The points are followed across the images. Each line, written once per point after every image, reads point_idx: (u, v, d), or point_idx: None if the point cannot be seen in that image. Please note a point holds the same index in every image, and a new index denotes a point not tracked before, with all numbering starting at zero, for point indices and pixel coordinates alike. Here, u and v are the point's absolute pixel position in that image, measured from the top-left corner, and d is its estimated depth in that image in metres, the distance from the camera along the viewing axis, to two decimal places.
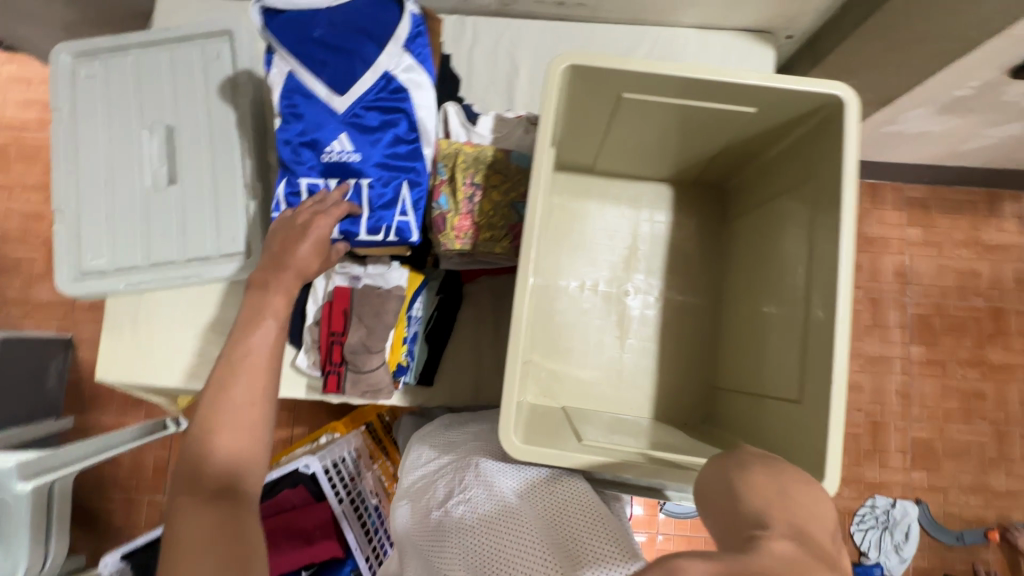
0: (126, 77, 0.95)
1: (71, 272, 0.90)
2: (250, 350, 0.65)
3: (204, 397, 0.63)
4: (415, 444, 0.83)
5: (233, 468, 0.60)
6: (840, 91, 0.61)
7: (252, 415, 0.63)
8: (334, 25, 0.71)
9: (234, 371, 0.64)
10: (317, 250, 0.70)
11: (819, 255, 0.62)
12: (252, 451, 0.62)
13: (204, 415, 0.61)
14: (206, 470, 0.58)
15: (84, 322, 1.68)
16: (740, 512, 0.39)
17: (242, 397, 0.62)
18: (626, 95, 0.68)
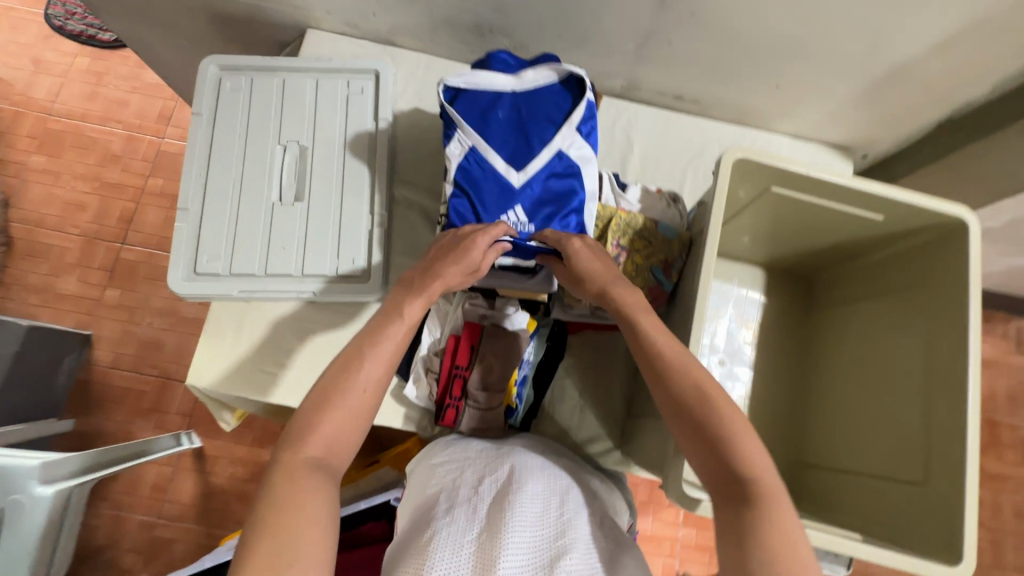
0: (269, 95, 0.99)
1: (185, 272, 0.90)
2: (381, 338, 0.63)
3: (333, 366, 0.60)
4: (426, 453, 0.80)
5: (330, 445, 0.56)
6: (965, 214, 0.70)
7: (363, 402, 0.59)
8: (516, 109, 0.81)
9: (365, 350, 0.62)
10: (467, 269, 0.71)
11: (941, 354, 0.70)
12: (351, 437, 0.58)
13: (325, 383, 0.59)
14: (309, 435, 0.56)
15: (106, 320, 1.61)
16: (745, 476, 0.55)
17: (363, 380, 0.59)
18: (774, 188, 0.77)
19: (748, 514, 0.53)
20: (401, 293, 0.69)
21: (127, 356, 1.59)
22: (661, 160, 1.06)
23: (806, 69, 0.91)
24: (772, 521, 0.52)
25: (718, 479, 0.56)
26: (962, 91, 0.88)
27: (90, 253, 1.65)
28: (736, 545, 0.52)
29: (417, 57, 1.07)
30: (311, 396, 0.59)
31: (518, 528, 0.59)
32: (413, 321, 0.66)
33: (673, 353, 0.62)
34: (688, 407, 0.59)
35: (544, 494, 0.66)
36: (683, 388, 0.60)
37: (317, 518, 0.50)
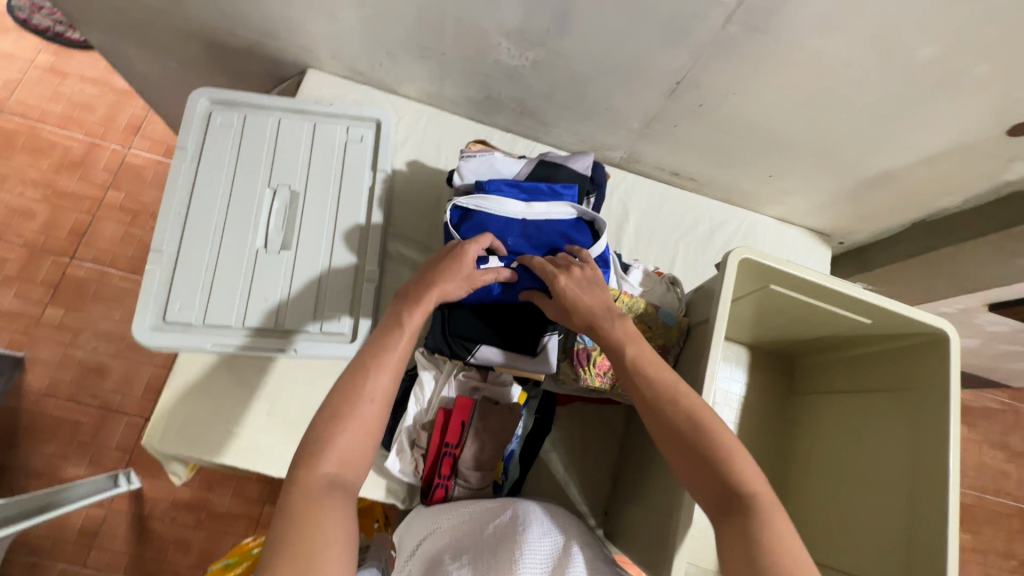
0: (262, 135, 0.95)
1: (153, 319, 0.83)
2: (388, 351, 0.61)
3: (342, 380, 0.59)
4: (409, 523, 0.78)
5: (343, 463, 0.54)
6: (946, 328, 0.74)
7: (373, 414, 0.57)
8: (528, 238, 0.78)
9: (370, 362, 0.60)
10: (465, 277, 0.69)
11: (923, 456, 0.73)
12: (365, 451, 0.56)
13: (336, 396, 0.57)
14: (320, 460, 0.53)
15: (44, 341, 1.46)
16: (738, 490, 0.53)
17: (373, 395, 0.58)
18: (772, 286, 0.80)
19: (751, 524, 0.51)
20: (398, 306, 0.66)
21: (66, 383, 1.45)
22: (656, 232, 1.08)
23: (800, 164, 0.96)
24: (773, 533, 0.50)
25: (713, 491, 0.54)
26: (938, 199, 0.95)
27: (33, 267, 1.51)
28: (746, 563, 0.49)
29: (421, 109, 1.05)
30: (319, 414, 0.57)
31: (526, 563, 0.59)
32: (415, 330, 0.64)
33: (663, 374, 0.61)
34: (680, 429, 0.57)
35: (542, 525, 0.65)
36: (676, 412, 0.58)
37: (339, 538, 0.49)
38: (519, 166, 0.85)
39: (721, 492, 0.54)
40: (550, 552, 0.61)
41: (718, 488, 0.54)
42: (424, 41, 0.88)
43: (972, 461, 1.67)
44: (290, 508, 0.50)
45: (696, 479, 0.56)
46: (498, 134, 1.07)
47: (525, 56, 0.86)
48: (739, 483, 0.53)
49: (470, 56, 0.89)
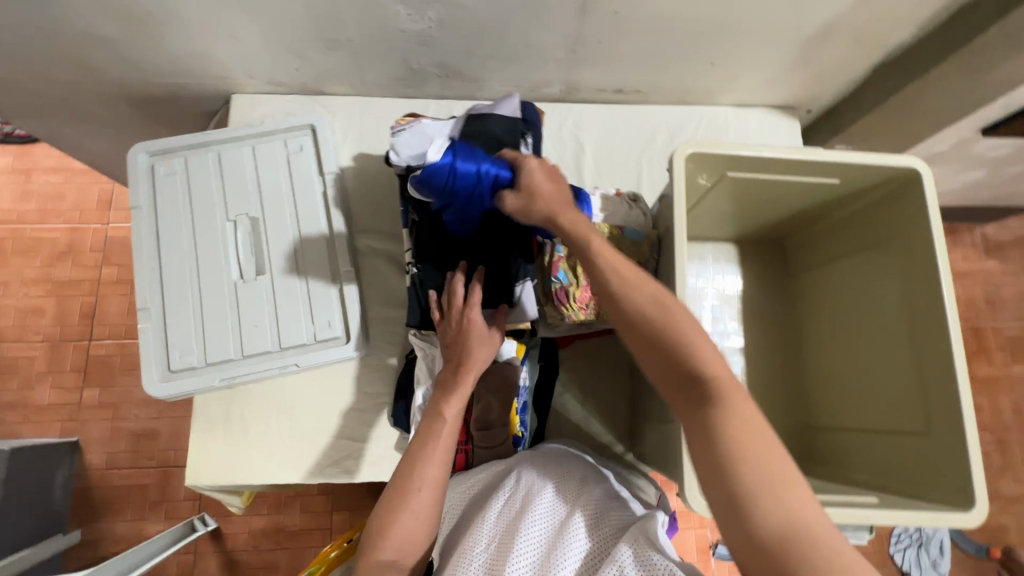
0: (208, 171, 0.96)
1: (160, 372, 0.87)
2: (433, 439, 0.66)
3: (400, 467, 0.65)
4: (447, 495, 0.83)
5: (402, 547, 0.60)
6: (915, 163, 0.72)
7: (427, 501, 0.62)
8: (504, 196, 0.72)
9: (422, 449, 0.65)
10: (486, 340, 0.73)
11: (920, 298, 0.72)
12: (422, 534, 0.61)
13: (395, 484, 0.63)
14: (383, 540, 0.60)
15: (92, 422, 1.56)
16: (698, 378, 0.52)
17: (430, 476, 0.63)
18: (730, 174, 0.79)
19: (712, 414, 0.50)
20: (437, 396, 0.71)
21: (122, 453, 1.54)
22: (615, 155, 1.06)
23: (738, 43, 0.92)
24: (734, 418, 0.49)
25: (678, 383, 0.53)
26: (890, 34, 0.90)
27: (59, 358, 1.59)
28: (709, 446, 0.49)
29: (351, 102, 1.04)
30: (383, 499, 0.63)
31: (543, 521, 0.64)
32: (456, 417, 0.69)
33: (617, 268, 0.59)
34: (639, 320, 0.56)
35: (544, 476, 0.72)
36: (633, 306, 0.56)
37: None
38: (448, 127, 0.77)
39: (681, 380, 0.53)
40: (556, 495, 0.68)
41: (679, 374, 0.53)
42: (326, 33, 0.87)
43: (1011, 292, 1.63)
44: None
45: (657, 366, 0.55)
46: (433, 103, 1.05)
47: (427, 17, 0.84)
48: (698, 370, 0.52)
49: (376, 34, 0.87)
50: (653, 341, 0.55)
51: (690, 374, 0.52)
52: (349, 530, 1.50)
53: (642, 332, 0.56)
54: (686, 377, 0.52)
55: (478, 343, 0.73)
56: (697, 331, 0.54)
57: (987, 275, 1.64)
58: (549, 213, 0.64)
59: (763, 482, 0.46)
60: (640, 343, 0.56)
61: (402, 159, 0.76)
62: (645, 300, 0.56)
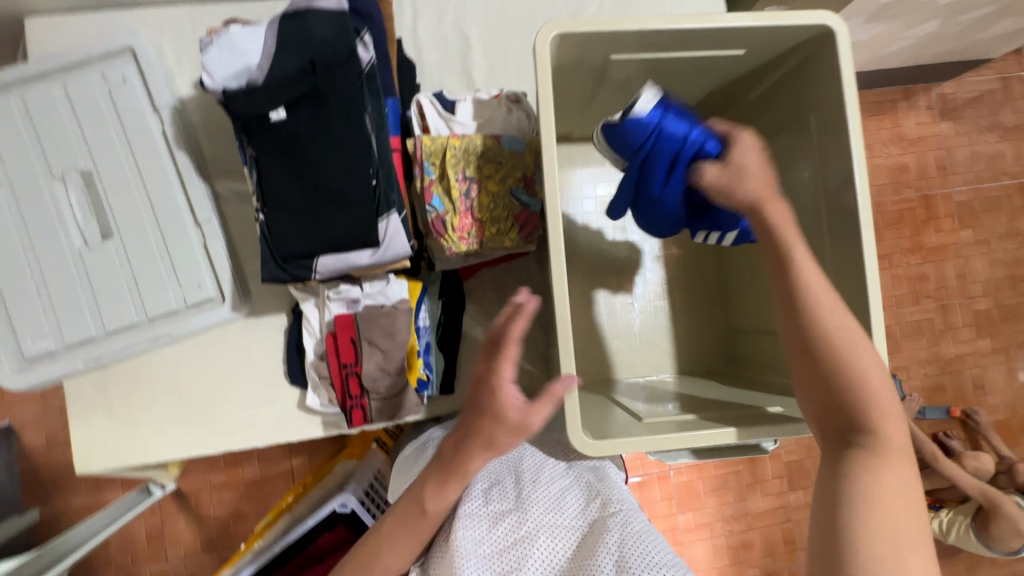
0: (13, 120, 0.79)
1: (14, 361, 0.78)
2: (404, 526, 0.61)
3: (360, 542, 0.62)
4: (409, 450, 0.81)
5: None
6: (827, 20, 0.60)
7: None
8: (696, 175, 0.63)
9: (387, 533, 0.61)
10: (509, 426, 0.56)
11: (832, 184, 0.64)
12: None
13: (356, 560, 0.62)
14: None
15: (19, 405, 1.48)
16: (858, 424, 0.51)
17: (393, 563, 0.61)
18: (613, 57, 0.66)
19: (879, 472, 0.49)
20: (437, 464, 0.61)
21: (61, 431, 1.49)
22: (508, 47, 0.90)
23: None
24: (870, 475, 0.49)
25: (844, 419, 0.52)
26: None
27: None
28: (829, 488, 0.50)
29: (180, 14, 0.85)
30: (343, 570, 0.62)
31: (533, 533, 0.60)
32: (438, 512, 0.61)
33: (814, 285, 0.54)
34: (818, 346, 0.53)
35: (497, 477, 0.67)
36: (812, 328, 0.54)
37: None
38: (262, 32, 0.63)
39: (843, 415, 0.52)
40: (514, 498, 0.64)
41: (846, 413, 0.52)
42: None
43: (963, 155, 1.56)
44: None
45: (822, 391, 0.53)
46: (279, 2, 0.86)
47: None
48: (861, 416, 0.51)
49: None
50: (820, 364, 0.53)
51: (853, 418, 0.52)
52: (309, 473, 1.51)
53: (815, 360, 0.53)
54: (847, 415, 0.52)
55: (496, 430, 0.56)
56: (876, 376, 0.52)
57: (940, 139, 1.55)
58: (752, 205, 0.57)
59: (861, 540, 0.46)
60: (801, 363, 0.54)
61: (218, 83, 0.63)
62: (822, 331, 0.53)
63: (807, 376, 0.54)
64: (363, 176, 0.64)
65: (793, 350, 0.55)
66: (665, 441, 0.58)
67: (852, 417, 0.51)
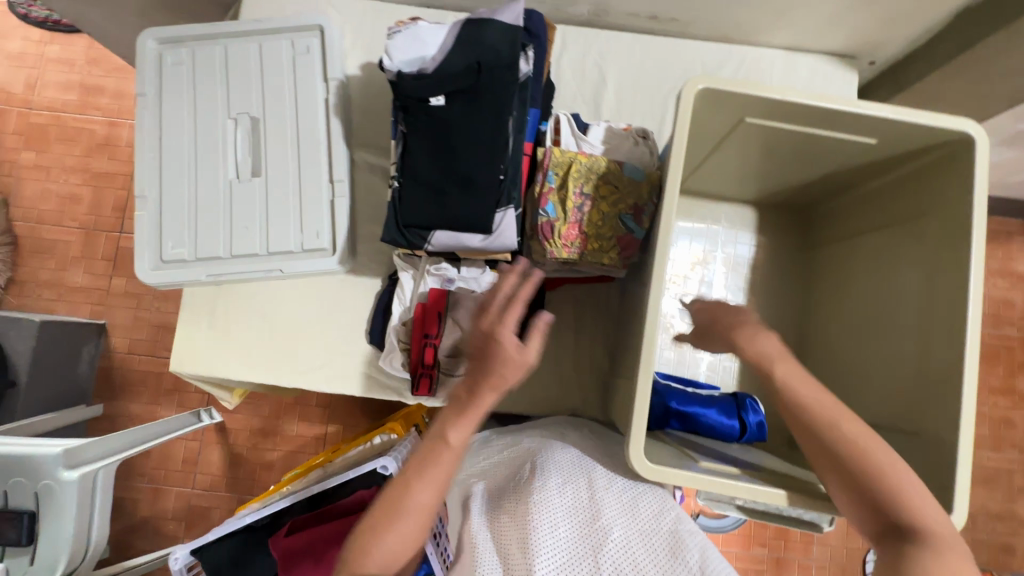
0: (214, 64, 0.94)
1: (152, 260, 0.89)
2: (432, 462, 0.62)
3: (388, 491, 0.63)
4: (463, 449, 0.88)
5: (386, 564, 0.60)
6: (968, 128, 0.62)
7: (414, 527, 0.61)
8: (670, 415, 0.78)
9: (416, 471, 0.63)
10: (514, 361, 0.65)
11: (941, 287, 0.64)
12: (406, 548, 0.61)
13: (383, 502, 0.62)
14: (371, 552, 0.60)
15: (117, 308, 1.65)
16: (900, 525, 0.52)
17: (421, 503, 0.61)
18: (748, 119, 0.70)
19: (924, 544, 0.51)
20: (450, 418, 0.64)
21: (143, 341, 1.65)
22: (639, 92, 0.96)
23: None
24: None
25: (872, 503, 0.54)
26: None
27: (92, 246, 1.68)
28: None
29: (367, 6, 0.98)
30: (370, 515, 0.62)
31: (605, 533, 0.59)
32: (460, 447, 0.64)
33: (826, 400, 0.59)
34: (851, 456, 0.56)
35: (569, 469, 0.67)
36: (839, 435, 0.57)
37: None
38: (445, 32, 0.73)
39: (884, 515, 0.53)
40: (590, 505, 0.62)
41: (884, 516, 0.53)
42: None
43: None
44: None
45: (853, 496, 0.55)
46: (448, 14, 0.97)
47: None
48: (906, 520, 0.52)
49: None
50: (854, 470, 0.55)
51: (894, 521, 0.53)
52: (340, 442, 1.57)
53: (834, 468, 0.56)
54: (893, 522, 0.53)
55: (501, 367, 0.64)
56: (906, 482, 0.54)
57: None
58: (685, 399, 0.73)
59: None
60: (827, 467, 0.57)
61: (394, 66, 0.72)
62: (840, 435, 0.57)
63: (835, 483, 0.56)
64: (493, 170, 0.71)
65: (820, 464, 0.57)
66: (721, 487, 0.57)
67: (876, 509, 0.54)
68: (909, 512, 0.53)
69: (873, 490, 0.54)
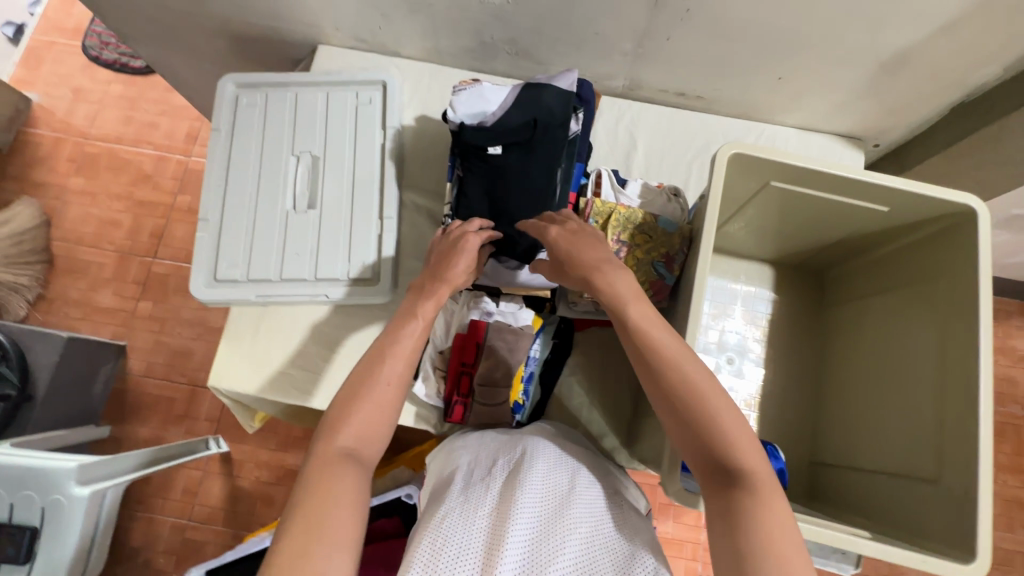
0: (285, 107, 1.04)
1: (206, 278, 0.95)
2: (402, 336, 0.65)
3: (360, 364, 0.63)
4: (452, 436, 0.84)
5: (361, 437, 0.58)
6: (972, 202, 0.69)
7: (389, 395, 0.61)
8: None
9: (390, 345, 0.64)
10: (470, 264, 0.73)
11: (953, 343, 0.69)
12: (379, 428, 0.60)
13: (356, 375, 0.62)
14: (342, 428, 0.58)
15: (139, 331, 1.69)
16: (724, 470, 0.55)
17: (391, 374, 0.62)
18: (772, 183, 0.78)
19: (745, 505, 0.52)
20: (412, 298, 0.70)
21: (160, 365, 1.67)
22: (666, 157, 1.06)
23: (809, 60, 0.91)
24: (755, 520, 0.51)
25: (710, 470, 0.56)
26: (973, 71, 0.86)
27: (125, 268, 1.74)
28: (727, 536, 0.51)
29: (424, 68, 1.10)
30: (344, 391, 0.61)
31: (569, 514, 0.59)
32: (428, 320, 0.68)
33: (669, 352, 0.61)
34: (682, 405, 0.58)
35: (554, 463, 0.68)
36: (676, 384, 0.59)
37: (350, 502, 0.53)
38: (505, 93, 0.83)
39: (712, 461, 0.56)
40: (563, 492, 0.62)
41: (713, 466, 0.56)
42: None
43: None
44: (312, 472, 0.55)
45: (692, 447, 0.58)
46: (498, 79, 1.09)
47: None
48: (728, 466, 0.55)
49: (456, 2, 0.91)
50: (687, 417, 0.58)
51: (721, 469, 0.55)
52: None
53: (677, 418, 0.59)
54: (718, 468, 0.55)
55: (460, 260, 0.73)
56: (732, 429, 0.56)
57: None
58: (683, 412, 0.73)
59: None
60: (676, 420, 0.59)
61: (458, 117, 0.81)
62: (680, 385, 0.59)
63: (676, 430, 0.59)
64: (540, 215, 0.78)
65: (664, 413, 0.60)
66: None
67: (707, 458, 0.56)
68: (738, 474, 0.54)
69: (707, 459, 0.56)
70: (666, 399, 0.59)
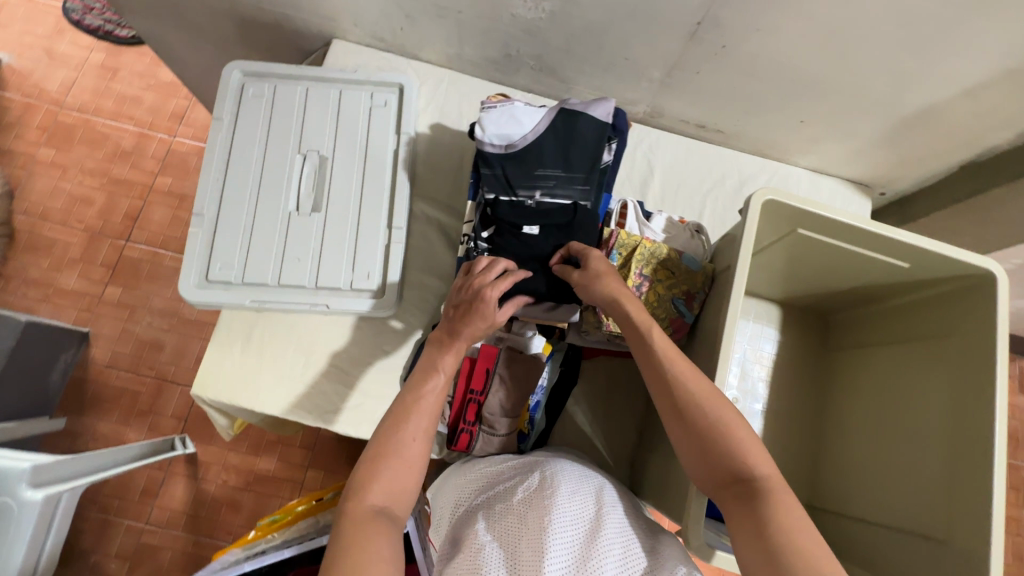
0: (293, 102, 0.98)
1: (197, 278, 0.89)
2: (427, 390, 0.64)
3: (386, 417, 0.62)
4: (457, 466, 0.81)
5: (389, 495, 0.56)
6: (993, 269, 0.70)
7: (416, 450, 0.60)
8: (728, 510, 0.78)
9: (414, 400, 0.63)
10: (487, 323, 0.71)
11: (966, 405, 0.70)
12: (407, 486, 0.58)
13: (382, 430, 0.60)
14: (370, 485, 0.56)
15: (105, 318, 1.58)
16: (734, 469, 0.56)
17: (418, 428, 0.61)
18: (799, 230, 0.78)
19: (762, 505, 0.52)
20: (431, 350, 0.70)
21: (125, 356, 1.56)
22: (682, 187, 1.05)
23: (832, 107, 0.91)
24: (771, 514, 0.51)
25: (716, 464, 0.57)
26: (988, 135, 0.88)
27: (94, 250, 1.63)
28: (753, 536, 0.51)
29: (443, 75, 1.06)
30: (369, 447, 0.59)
31: (599, 546, 0.57)
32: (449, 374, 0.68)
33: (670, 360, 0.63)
34: (687, 413, 0.60)
35: (575, 482, 0.66)
36: (683, 392, 0.60)
37: (386, 561, 0.50)
38: (538, 115, 0.82)
39: (723, 464, 0.57)
40: (590, 517, 0.60)
41: (722, 470, 0.57)
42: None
43: None
44: (342, 531, 0.52)
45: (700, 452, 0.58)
46: (519, 93, 1.06)
47: (542, 8, 0.84)
48: (742, 468, 0.55)
49: (487, 12, 0.88)
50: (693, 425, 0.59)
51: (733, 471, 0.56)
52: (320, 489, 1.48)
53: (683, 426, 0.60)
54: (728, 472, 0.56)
55: (477, 320, 0.70)
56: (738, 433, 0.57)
57: None
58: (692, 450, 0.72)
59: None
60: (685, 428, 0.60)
61: (487, 136, 0.80)
62: (685, 391, 0.60)
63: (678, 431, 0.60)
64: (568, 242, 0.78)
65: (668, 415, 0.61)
66: None
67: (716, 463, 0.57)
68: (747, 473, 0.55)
69: (719, 475, 0.57)
70: (679, 423, 0.60)
